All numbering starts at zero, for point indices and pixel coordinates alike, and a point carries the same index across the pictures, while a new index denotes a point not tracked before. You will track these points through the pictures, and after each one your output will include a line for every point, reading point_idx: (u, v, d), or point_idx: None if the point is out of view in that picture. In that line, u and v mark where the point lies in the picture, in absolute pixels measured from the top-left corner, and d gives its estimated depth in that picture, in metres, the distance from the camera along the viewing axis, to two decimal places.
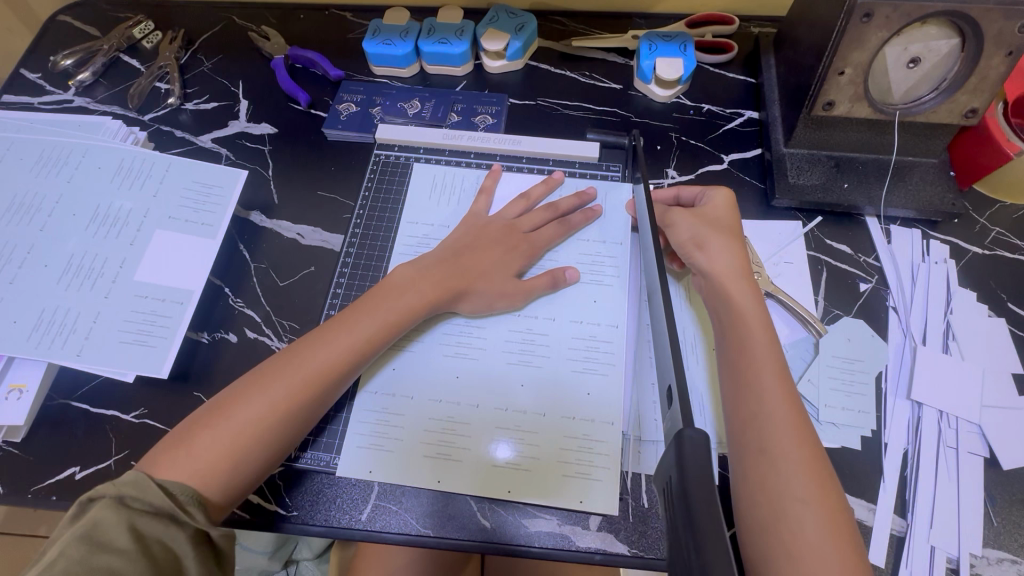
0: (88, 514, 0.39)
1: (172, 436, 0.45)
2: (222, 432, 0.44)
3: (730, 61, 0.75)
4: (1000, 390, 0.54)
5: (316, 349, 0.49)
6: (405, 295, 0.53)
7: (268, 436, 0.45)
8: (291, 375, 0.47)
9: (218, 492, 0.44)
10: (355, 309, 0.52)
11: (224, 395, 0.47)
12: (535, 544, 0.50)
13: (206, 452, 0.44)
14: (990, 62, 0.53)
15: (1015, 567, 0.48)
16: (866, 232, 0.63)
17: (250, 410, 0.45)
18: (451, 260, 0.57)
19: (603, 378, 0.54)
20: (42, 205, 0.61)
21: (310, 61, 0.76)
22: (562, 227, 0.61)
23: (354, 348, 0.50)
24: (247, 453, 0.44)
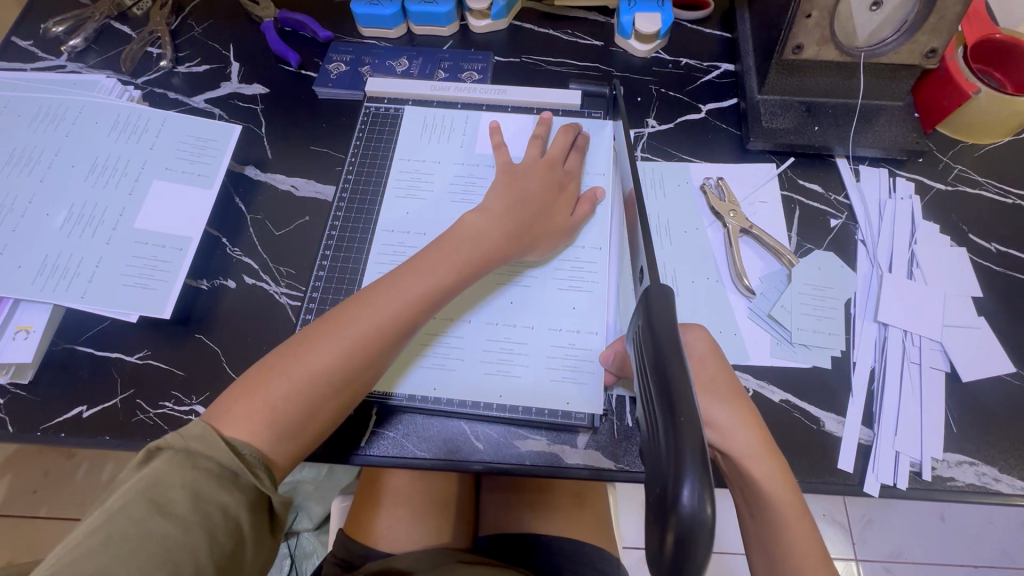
0: (152, 466, 0.38)
1: (234, 388, 0.44)
2: (295, 382, 0.44)
3: (707, 17, 0.78)
4: (960, 311, 0.57)
5: (386, 300, 0.48)
6: (470, 245, 0.52)
7: (339, 387, 0.45)
8: (362, 327, 0.46)
9: (287, 443, 0.44)
10: (422, 260, 0.51)
11: (291, 347, 0.46)
12: (526, 462, 0.53)
13: (279, 402, 0.43)
14: (946, 2, 0.56)
15: (973, 468, 0.51)
16: (836, 172, 0.66)
17: (322, 360, 0.45)
18: (517, 206, 0.56)
19: (587, 304, 0.57)
20: (41, 157, 0.62)
21: (299, 23, 0.78)
22: (580, 154, 0.64)
23: (422, 299, 0.49)
24: (318, 405, 0.45)
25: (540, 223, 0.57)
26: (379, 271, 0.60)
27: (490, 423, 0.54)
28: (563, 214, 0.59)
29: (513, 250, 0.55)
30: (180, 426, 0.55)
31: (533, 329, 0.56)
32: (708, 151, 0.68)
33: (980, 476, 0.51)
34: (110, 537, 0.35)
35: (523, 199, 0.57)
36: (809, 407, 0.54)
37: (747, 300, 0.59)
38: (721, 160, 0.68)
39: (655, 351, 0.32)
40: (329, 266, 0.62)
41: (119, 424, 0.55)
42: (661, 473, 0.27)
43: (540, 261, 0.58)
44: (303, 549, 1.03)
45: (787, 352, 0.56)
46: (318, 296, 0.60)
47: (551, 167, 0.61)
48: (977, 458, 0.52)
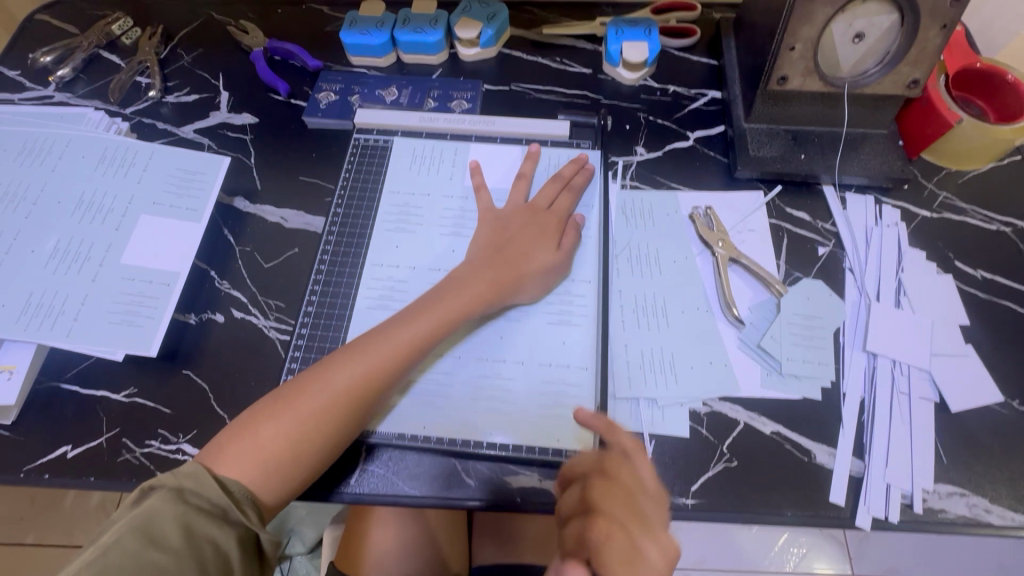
0: (145, 504, 0.41)
1: (229, 431, 0.47)
2: (284, 423, 0.46)
3: (694, 45, 0.79)
4: (947, 340, 0.58)
5: (377, 346, 0.50)
6: (456, 296, 0.54)
7: (327, 430, 0.47)
8: (351, 371, 0.49)
9: (272, 485, 0.45)
10: (412, 311, 0.53)
11: (284, 391, 0.48)
12: (518, 499, 0.52)
13: (267, 442, 0.45)
14: (927, 35, 0.57)
15: (964, 499, 0.51)
16: (823, 200, 0.67)
17: (313, 402, 0.47)
18: (497, 255, 0.58)
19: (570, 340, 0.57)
20: (26, 193, 0.62)
21: (289, 52, 0.78)
22: (572, 194, 0.64)
23: (410, 345, 0.51)
24: (308, 447, 0.46)
25: (527, 266, 0.58)
26: (369, 306, 0.60)
27: (475, 457, 0.54)
28: (552, 250, 0.59)
29: (496, 296, 0.56)
30: (167, 465, 0.54)
31: (519, 363, 0.56)
32: (696, 179, 0.69)
33: (971, 508, 0.51)
34: (108, 567, 0.38)
35: (502, 248, 0.59)
36: (800, 439, 0.54)
37: (737, 330, 0.59)
38: (709, 188, 0.68)
39: None
40: (318, 300, 0.61)
41: (105, 464, 0.54)
42: None
43: (530, 301, 0.58)
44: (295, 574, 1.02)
45: (778, 382, 0.56)
46: (307, 332, 0.59)
47: (537, 213, 0.62)
48: (969, 489, 0.52)
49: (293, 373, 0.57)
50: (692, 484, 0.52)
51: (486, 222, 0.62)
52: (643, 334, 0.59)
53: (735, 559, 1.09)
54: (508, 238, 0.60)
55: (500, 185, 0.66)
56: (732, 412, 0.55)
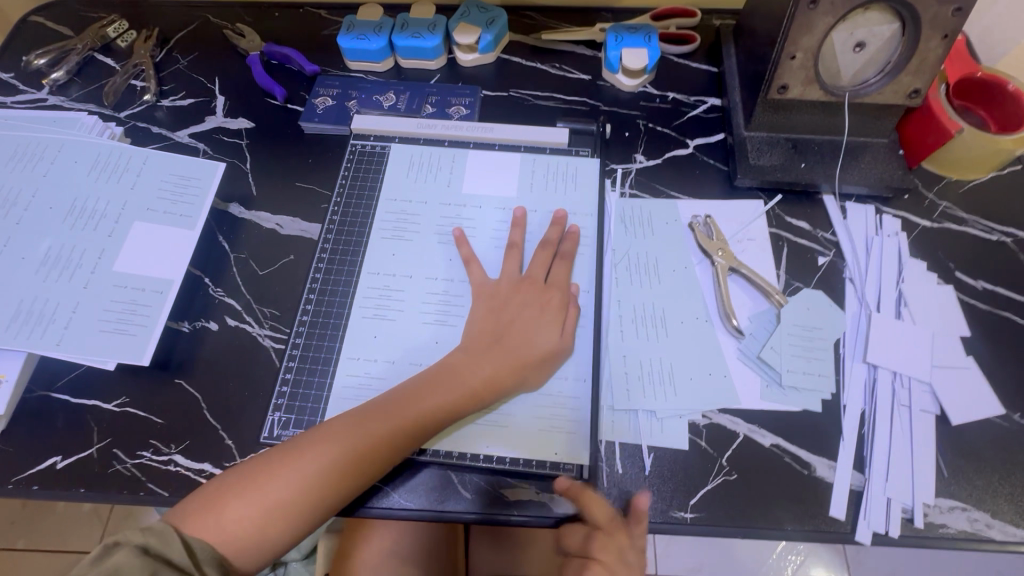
0: (110, 559, 0.38)
1: (207, 490, 0.45)
2: (257, 503, 0.44)
3: (694, 51, 0.78)
4: (948, 352, 0.57)
5: (366, 429, 0.48)
6: (451, 384, 0.52)
7: (305, 510, 0.46)
8: (334, 453, 0.47)
9: (245, 562, 0.44)
10: (404, 395, 0.51)
11: (274, 453, 0.47)
12: (515, 512, 0.52)
13: (238, 522, 0.44)
14: (929, 45, 0.57)
15: (965, 514, 0.51)
16: (823, 209, 0.66)
17: (292, 481, 0.45)
18: (495, 342, 0.55)
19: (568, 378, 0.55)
20: (17, 199, 0.61)
21: (285, 57, 0.77)
22: (566, 263, 0.60)
23: (402, 435, 0.49)
24: (282, 525, 0.45)
25: (529, 354, 0.54)
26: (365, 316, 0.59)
27: (472, 470, 0.53)
28: (545, 285, 0.58)
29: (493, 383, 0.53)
30: (159, 477, 0.53)
31: None
32: (696, 187, 0.68)
33: (973, 522, 0.51)
34: None
35: (502, 333, 0.55)
36: (799, 451, 0.54)
37: (737, 341, 0.58)
38: (709, 197, 0.68)
39: None
40: (313, 309, 0.60)
41: (95, 475, 0.53)
42: None
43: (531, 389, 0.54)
44: None
45: (777, 394, 0.56)
46: (302, 341, 0.59)
47: (537, 288, 0.58)
48: (970, 503, 0.51)
49: (287, 384, 0.56)
50: (691, 498, 0.52)
51: (476, 297, 0.58)
52: (642, 347, 0.58)
53: (733, 565, 1.09)
54: (506, 319, 0.56)
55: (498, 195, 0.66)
56: (731, 424, 0.55)
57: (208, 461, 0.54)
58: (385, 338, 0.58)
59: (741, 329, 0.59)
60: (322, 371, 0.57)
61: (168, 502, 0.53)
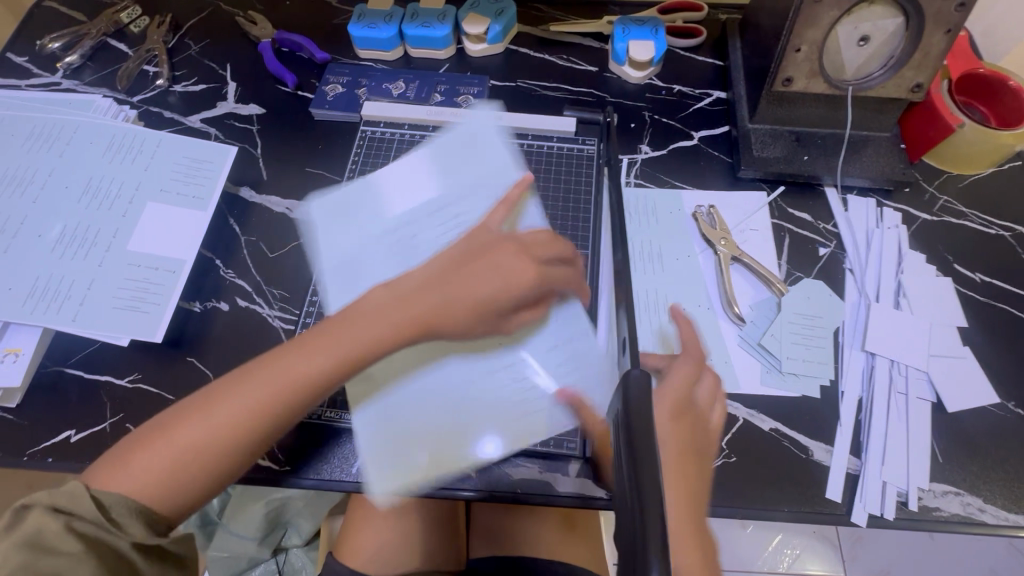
0: (25, 521, 0.36)
1: (120, 445, 0.42)
2: (167, 449, 0.41)
3: (700, 45, 0.79)
4: (945, 341, 0.58)
5: (270, 373, 0.43)
6: (369, 322, 0.44)
7: (219, 461, 0.42)
8: (248, 397, 0.42)
9: (165, 508, 0.41)
10: (322, 333, 0.44)
11: (190, 401, 0.43)
12: (518, 489, 0.53)
13: (145, 470, 0.40)
14: (931, 39, 0.58)
15: (958, 498, 0.52)
16: (825, 201, 0.67)
17: (196, 427, 0.42)
18: (435, 287, 0.46)
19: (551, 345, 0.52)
20: (34, 178, 0.62)
21: (297, 44, 0.78)
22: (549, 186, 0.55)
23: (307, 381, 0.43)
24: (191, 475, 0.41)
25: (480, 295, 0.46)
26: None
27: None
28: None
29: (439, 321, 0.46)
30: None
31: None
32: (700, 178, 0.69)
33: (965, 507, 0.52)
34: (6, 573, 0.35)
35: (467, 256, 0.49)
36: (797, 436, 0.55)
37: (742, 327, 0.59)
38: (712, 188, 0.69)
39: (625, 423, 0.34)
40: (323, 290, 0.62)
41: (108, 449, 0.55)
42: (628, 542, 0.29)
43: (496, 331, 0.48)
44: (291, 565, 1.01)
45: (776, 379, 0.57)
46: (311, 322, 0.60)
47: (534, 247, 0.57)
48: (963, 488, 0.53)
49: None
50: None
51: (462, 224, 0.54)
52: (643, 329, 0.59)
53: (729, 558, 1.10)
54: (460, 266, 0.47)
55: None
56: (731, 408, 0.56)
57: None
58: None
59: (743, 318, 0.60)
60: None
61: None
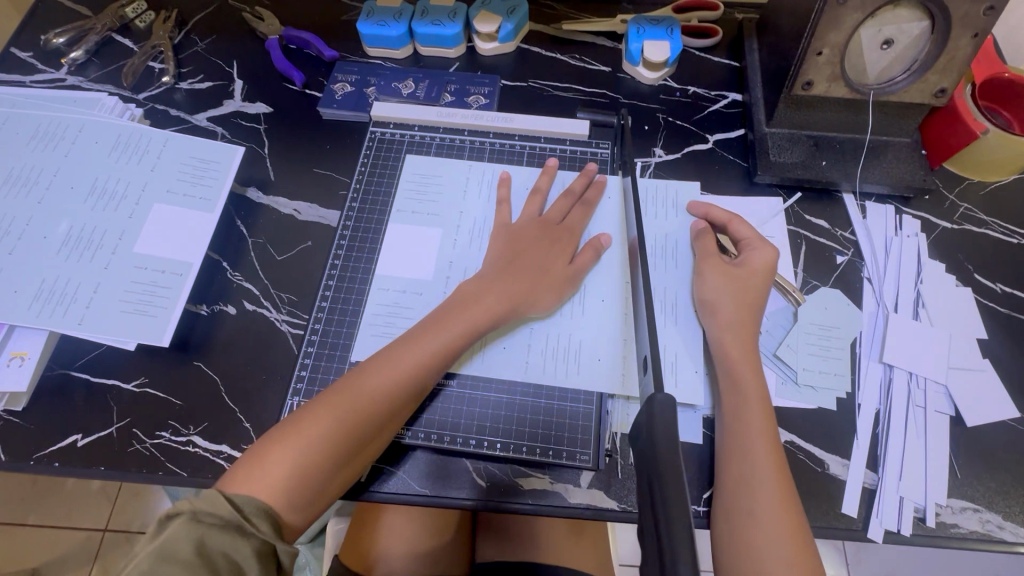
0: (164, 532, 0.39)
1: (246, 455, 0.46)
2: (293, 451, 0.45)
3: (715, 45, 0.78)
4: (965, 353, 0.57)
5: (382, 370, 0.50)
6: (463, 315, 0.54)
7: (336, 456, 0.47)
8: (357, 397, 0.48)
9: (292, 514, 0.45)
10: (422, 329, 0.53)
11: (302, 410, 0.48)
12: (528, 501, 0.52)
13: (276, 470, 0.45)
14: (958, 43, 0.56)
15: (977, 515, 0.51)
16: (842, 208, 0.66)
17: (321, 429, 0.46)
18: (497, 288, 0.56)
19: (588, 333, 0.58)
20: (39, 177, 0.62)
21: (305, 41, 0.77)
22: (585, 209, 0.64)
23: (416, 371, 0.51)
24: (319, 478, 0.46)
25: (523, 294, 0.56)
26: (384, 303, 0.60)
27: (496, 458, 0.54)
28: (564, 265, 0.59)
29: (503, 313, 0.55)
30: (177, 457, 0.54)
31: (537, 362, 0.57)
32: (715, 182, 0.68)
33: (984, 524, 0.51)
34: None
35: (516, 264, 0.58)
36: (813, 449, 0.54)
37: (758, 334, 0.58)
38: (727, 193, 0.67)
39: (652, 450, 0.33)
40: (332, 295, 0.61)
41: (115, 454, 0.54)
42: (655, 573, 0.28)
43: (544, 315, 0.58)
44: (296, 563, 1.01)
45: (792, 391, 0.56)
46: (320, 327, 0.60)
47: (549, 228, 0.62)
48: (981, 505, 0.52)
49: (306, 369, 0.58)
50: (704, 492, 0.52)
51: (499, 236, 0.61)
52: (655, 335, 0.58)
53: None
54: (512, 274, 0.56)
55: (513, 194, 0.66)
56: None
57: (226, 442, 0.55)
58: (402, 325, 0.59)
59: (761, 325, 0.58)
60: (341, 356, 0.58)
61: (187, 481, 0.54)
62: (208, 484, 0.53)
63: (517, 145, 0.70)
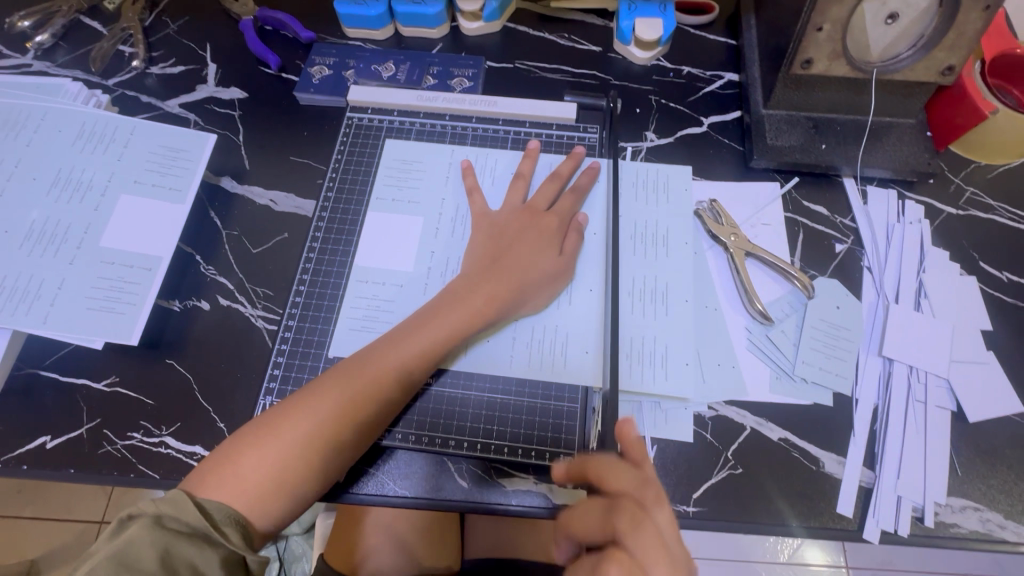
0: (125, 533, 0.38)
1: (216, 455, 0.44)
2: (270, 456, 0.43)
3: (711, 22, 0.74)
4: (970, 345, 0.55)
5: (363, 372, 0.48)
6: (449, 315, 0.51)
7: (314, 458, 0.44)
8: (338, 396, 0.46)
9: (266, 521, 0.43)
10: (406, 329, 0.51)
11: (277, 409, 0.46)
12: (512, 502, 0.51)
13: (250, 473, 0.43)
14: (968, 18, 0.52)
15: (978, 514, 0.49)
16: (843, 193, 0.63)
17: (298, 433, 0.44)
18: (484, 281, 0.54)
19: (576, 326, 0.56)
20: (1, 169, 0.59)
21: (280, 22, 0.73)
22: (575, 195, 0.60)
23: (398, 372, 0.48)
24: (294, 484, 0.44)
25: (511, 284, 0.54)
26: (361, 297, 0.58)
27: (481, 459, 0.52)
28: (553, 255, 0.57)
29: (495, 308, 0.53)
30: (149, 459, 0.52)
31: (527, 359, 0.54)
32: (709, 168, 0.65)
33: (984, 523, 0.49)
34: None
35: (502, 257, 0.56)
36: (808, 446, 0.52)
37: (762, 326, 0.56)
38: (721, 178, 0.64)
39: None
40: (308, 289, 0.59)
41: (84, 457, 0.52)
42: None
43: (534, 312, 0.55)
44: (290, 553, 0.99)
45: (787, 386, 0.54)
46: (295, 323, 0.57)
47: (537, 215, 0.59)
48: (983, 503, 0.50)
49: (281, 366, 0.55)
50: (693, 492, 0.50)
51: (480, 226, 0.59)
52: (636, 324, 0.56)
53: (730, 548, 1.06)
54: (496, 265, 0.55)
55: (494, 187, 0.63)
56: (738, 416, 0.53)
57: (199, 443, 0.53)
58: (382, 322, 0.56)
59: (771, 317, 0.56)
60: (317, 353, 0.56)
61: (159, 484, 0.52)
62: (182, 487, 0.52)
63: (502, 130, 0.67)
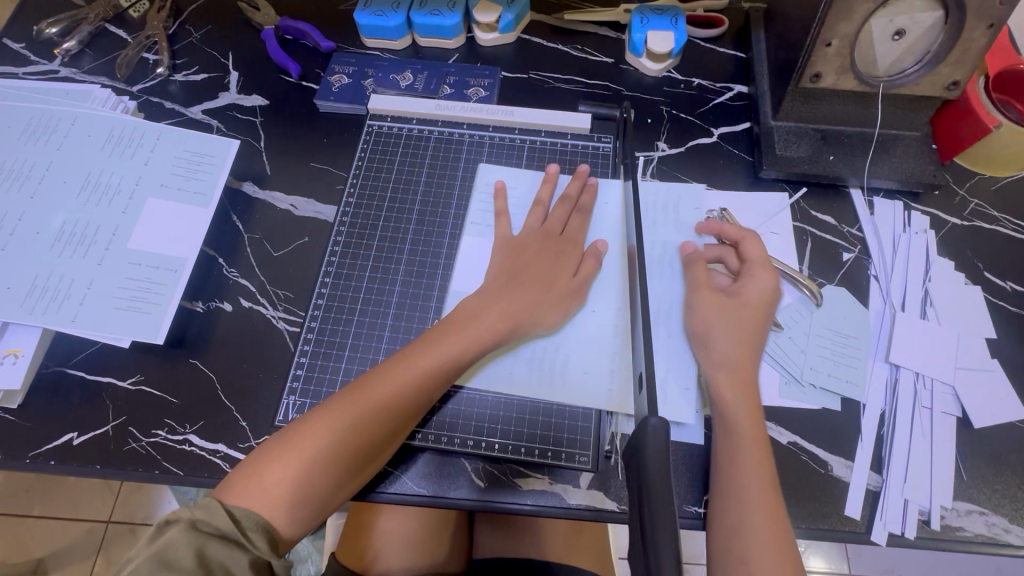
0: (166, 535, 0.39)
1: (243, 465, 0.46)
2: (292, 467, 0.45)
3: (721, 36, 0.76)
4: (975, 353, 0.56)
5: (379, 387, 0.49)
6: (470, 329, 0.52)
7: (332, 471, 0.46)
8: (359, 412, 0.47)
9: (290, 528, 0.44)
10: (420, 343, 0.52)
11: (299, 422, 0.47)
12: (528, 503, 0.52)
13: (274, 484, 0.44)
14: (972, 35, 0.54)
15: (983, 518, 0.50)
16: (850, 204, 0.64)
17: (320, 446, 0.45)
18: (498, 299, 0.55)
19: (589, 343, 0.57)
20: (32, 171, 0.61)
21: (301, 32, 0.75)
22: (583, 216, 0.62)
23: (412, 388, 0.49)
24: (316, 495, 0.45)
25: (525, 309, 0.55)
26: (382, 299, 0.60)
27: (496, 459, 0.53)
28: (566, 267, 0.58)
29: (511, 329, 0.54)
30: (174, 456, 0.54)
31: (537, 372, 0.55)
32: (720, 177, 0.67)
33: (989, 527, 0.50)
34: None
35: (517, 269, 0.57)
36: (817, 450, 0.53)
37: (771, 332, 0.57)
38: (731, 188, 0.66)
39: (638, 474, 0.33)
40: (328, 293, 0.60)
41: (110, 453, 0.54)
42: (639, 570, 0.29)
43: (548, 332, 0.56)
44: (298, 555, 1.00)
45: (796, 391, 0.55)
46: (316, 325, 0.59)
47: (552, 238, 0.60)
48: (988, 508, 0.51)
49: (302, 367, 0.57)
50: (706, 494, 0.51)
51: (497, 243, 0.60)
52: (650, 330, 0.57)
53: None
54: (511, 283, 0.56)
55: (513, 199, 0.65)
56: None
57: (222, 441, 0.54)
58: (403, 327, 0.58)
59: (780, 323, 0.57)
60: (337, 355, 0.57)
61: (183, 480, 0.53)
62: (205, 484, 0.53)
63: (517, 138, 0.69)
